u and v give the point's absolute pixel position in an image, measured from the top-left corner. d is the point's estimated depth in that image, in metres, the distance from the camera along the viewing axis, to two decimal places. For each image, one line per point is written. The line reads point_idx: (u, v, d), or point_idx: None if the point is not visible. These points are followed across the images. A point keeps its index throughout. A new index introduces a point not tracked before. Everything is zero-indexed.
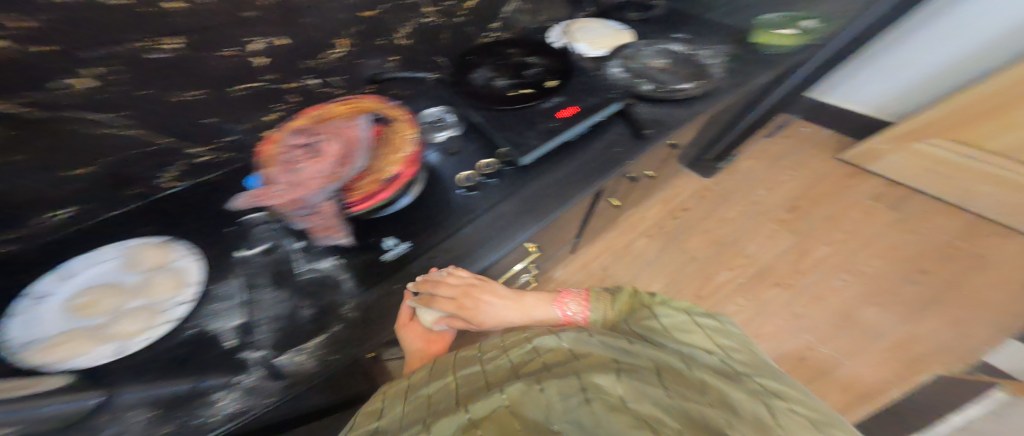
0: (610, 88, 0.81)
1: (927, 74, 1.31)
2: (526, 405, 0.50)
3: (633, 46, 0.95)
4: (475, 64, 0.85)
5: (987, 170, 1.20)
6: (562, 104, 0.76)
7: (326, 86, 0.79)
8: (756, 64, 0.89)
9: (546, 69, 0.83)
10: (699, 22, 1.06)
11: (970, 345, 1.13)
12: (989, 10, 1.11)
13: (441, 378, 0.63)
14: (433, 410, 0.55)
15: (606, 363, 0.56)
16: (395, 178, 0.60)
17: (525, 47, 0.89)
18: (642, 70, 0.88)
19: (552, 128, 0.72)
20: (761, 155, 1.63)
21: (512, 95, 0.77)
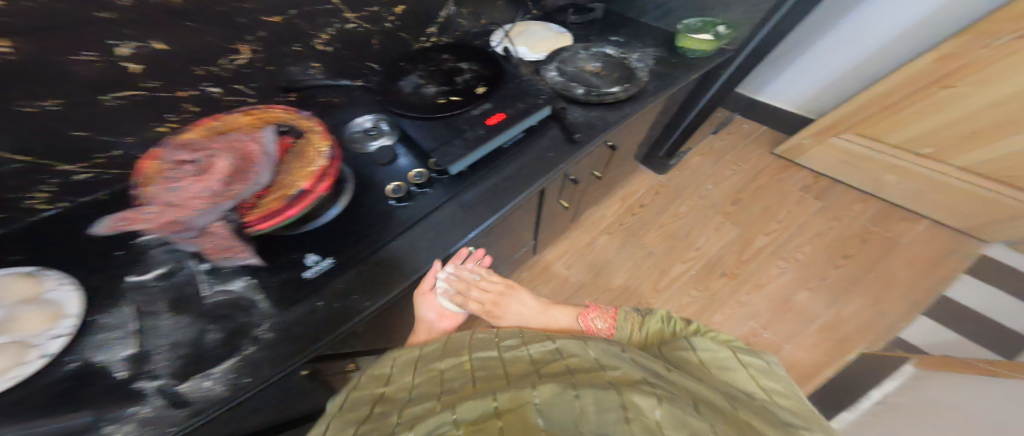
0: (539, 92, 0.72)
1: (832, 76, 1.45)
2: (555, 405, 0.50)
3: (571, 50, 0.93)
4: (398, 70, 0.76)
5: (888, 160, 1.35)
6: (490, 109, 0.68)
7: (231, 95, 0.65)
8: (681, 68, 0.90)
9: (471, 72, 0.75)
10: (633, 26, 1.08)
11: (885, 321, 1.27)
12: (878, 20, 1.25)
13: (457, 378, 0.64)
14: (450, 399, 0.57)
15: (638, 377, 0.57)
16: (303, 195, 0.51)
17: (451, 50, 0.81)
18: (574, 73, 0.85)
19: (479, 136, 0.64)
20: (707, 150, 1.72)
21: (437, 102, 0.69)
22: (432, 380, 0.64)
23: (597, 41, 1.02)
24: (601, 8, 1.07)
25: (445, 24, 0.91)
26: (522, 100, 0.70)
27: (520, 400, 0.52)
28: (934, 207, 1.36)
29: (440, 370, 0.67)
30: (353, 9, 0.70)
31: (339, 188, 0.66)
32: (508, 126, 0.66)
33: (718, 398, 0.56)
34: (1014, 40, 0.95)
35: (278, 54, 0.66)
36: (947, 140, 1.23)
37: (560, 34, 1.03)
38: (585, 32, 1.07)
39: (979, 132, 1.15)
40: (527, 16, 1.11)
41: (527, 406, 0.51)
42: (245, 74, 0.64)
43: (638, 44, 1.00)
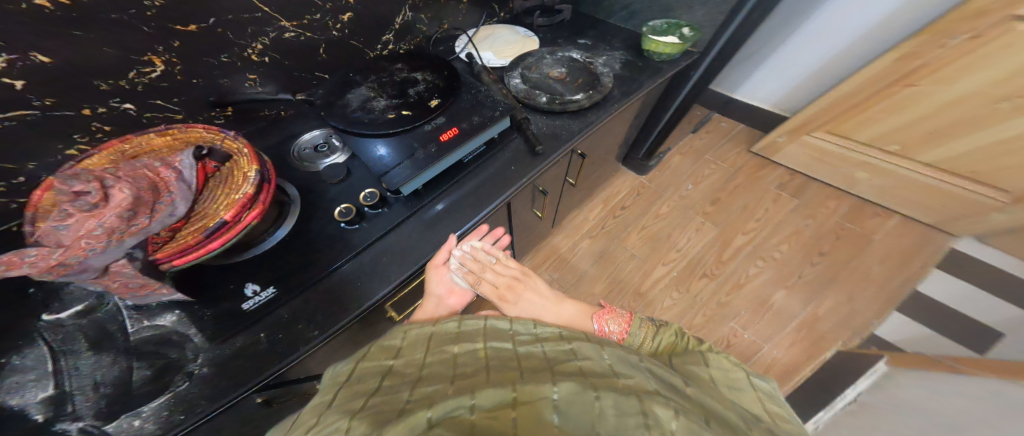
0: (496, 105, 0.70)
1: (803, 73, 1.45)
2: (576, 406, 0.43)
3: (536, 55, 0.89)
4: (348, 81, 0.71)
5: (857, 158, 1.36)
6: (443, 124, 0.65)
7: (151, 110, 0.61)
8: (647, 73, 0.88)
9: (425, 83, 0.71)
10: (600, 28, 1.05)
11: (861, 318, 1.27)
12: (843, 19, 1.25)
13: (472, 358, 0.56)
14: (465, 382, 0.49)
15: (656, 383, 0.50)
16: (228, 225, 0.49)
17: (406, 61, 0.77)
18: (538, 80, 0.81)
19: (429, 154, 0.61)
20: (686, 150, 1.71)
21: (386, 117, 0.65)
22: (445, 357, 0.57)
23: (564, 45, 0.99)
24: (567, 10, 1.04)
25: (404, 30, 0.87)
26: (479, 113, 0.68)
27: (540, 395, 0.45)
28: (905, 203, 1.37)
29: (454, 348, 0.59)
30: (286, 18, 0.65)
31: (282, 212, 0.63)
32: (461, 142, 0.63)
33: (744, 417, 0.49)
34: (969, 40, 0.95)
35: (201, 67, 0.62)
36: (911, 138, 1.23)
37: (527, 38, 1.00)
38: (552, 35, 1.04)
39: (942, 132, 1.16)
40: (494, 20, 1.08)
41: (546, 402, 0.43)
42: (163, 88, 0.60)
43: (605, 48, 0.97)
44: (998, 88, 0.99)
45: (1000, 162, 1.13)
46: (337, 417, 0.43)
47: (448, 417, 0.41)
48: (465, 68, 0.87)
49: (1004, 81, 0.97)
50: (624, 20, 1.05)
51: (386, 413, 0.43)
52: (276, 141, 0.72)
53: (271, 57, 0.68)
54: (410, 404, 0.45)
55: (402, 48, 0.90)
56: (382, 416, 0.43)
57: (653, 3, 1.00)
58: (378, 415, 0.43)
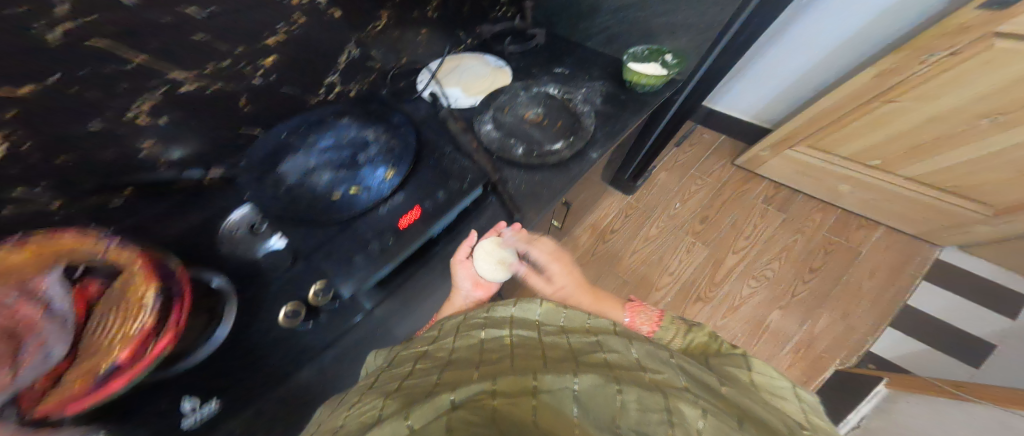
0: (465, 170, 0.62)
1: (783, 85, 1.42)
2: (604, 404, 0.33)
3: (508, 92, 0.78)
4: (284, 146, 0.59)
5: (840, 172, 1.34)
6: (401, 204, 0.56)
7: (9, 206, 0.42)
8: (632, 107, 0.80)
9: (378, 145, 0.60)
10: (578, 54, 0.96)
11: (857, 336, 1.25)
12: (822, 31, 1.21)
13: (496, 342, 0.46)
14: (489, 364, 0.40)
15: (691, 380, 0.40)
16: (122, 367, 0.33)
17: (355, 112, 0.65)
18: (511, 124, 0.71)
19: (387, 246, 0.53)
20: (672, 165, 1.65)
21: (331, 197, 0.55)
22: (473, 341, 0.46)
23: (539, 75, 0.89)
24: (542, 35, 0.93)
25: (352, 69, 0.75)
26: (442, 187, 0.58)
27: (559, 382, 0.36)
28: (892, 214, 1.35)
29: (480, 333, 0.48)
30: (179, 67, 0.49)
31: (215, 308, 0.46)
32: (422, 228, 0.55)
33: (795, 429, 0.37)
34: (949, 56, 0.92)
35: (55, 138, 0.43)
36: (894, 153, 1.21)
37: (499, 69, 0.88)
38: (525, 62, 0.93)
39: (927, 145, 1.14)
40: (461, 48, 0.96)
41: (565, 392, 0.34)
42: (14, 175, 0.41)
43: (584, 78, 0.88)
44: (982, 103, 0.97)
45: (984, 173, 1.12)
46: (367, 399, 0.37)
47: (469, 402, 0.33)
48: (429, 110, 0.76)
49: (990, 96, 0.94)
50: (602, 43, 0.97)
51: (415, 395, 0.35)
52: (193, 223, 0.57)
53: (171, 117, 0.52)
54: (436, 385, 0.37)
55: (354, 90, 0.77)
56: (408, 399, 0.35)
57: (632, 26, 0.91)
58: (406, 397, 0.36)
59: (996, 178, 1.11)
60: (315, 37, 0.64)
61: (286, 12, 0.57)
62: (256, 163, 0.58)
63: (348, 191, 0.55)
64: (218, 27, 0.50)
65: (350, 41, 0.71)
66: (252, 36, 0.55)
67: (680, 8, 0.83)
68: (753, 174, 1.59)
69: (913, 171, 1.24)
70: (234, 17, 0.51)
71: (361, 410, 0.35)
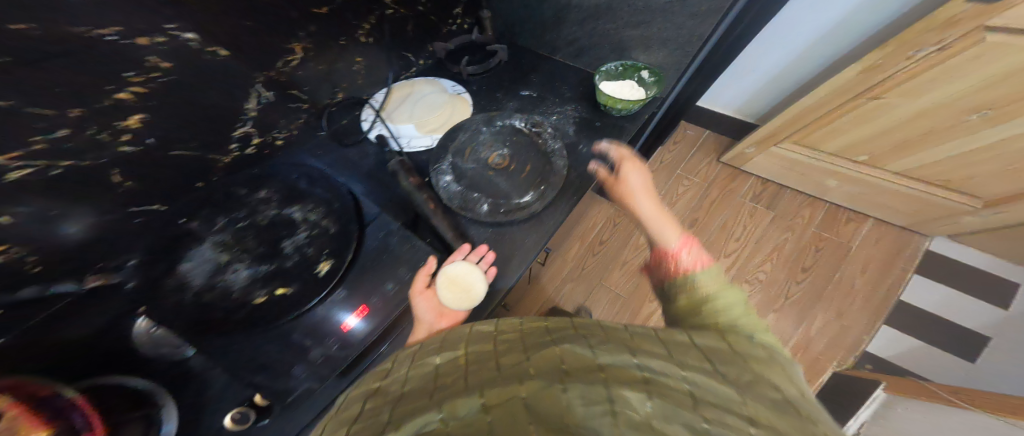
0: (415, 253, 0.52)
1: (766, 78, 1.34)
2: (556, 412, 0.25)
3: (466, 129, 0.69)
4: (191, 238, 0.50)
5: (829, 168, 1.29)
6: (343, 299, 0.47)
7: None
8: (608, 135, 0.71)
9: (307, 227, 0.52)
10: (548, 71, 0.86)
11: (852, 336, 1.22)
12: (800, 24, 1.14)
13: (452, 361, 0.35)
14: (445, 390, 0.30)
15: (661, 353, 0.31)
16: None
17: (278, 185, 0.56)
18: (472, 175, 0.63)
19: (331, 356, 0.44)
20: (657, 166, 1.58)
21: (252, 301, 0.46)
22: (425, 365, 0.35)
23: (504, 101, 0.79)
24: (504, 52, 0.82)
25: (269, 114, 0.60)
26: (392, 274, 0.50)
27: (506, 398, 0.27)
28: (880, 207, 1.32)
29: (433, 356, 0.36)
30: None
31: (152, 416, 0.38)
32: (371, 328, 0.46)
33: (792, 393, 0.29)
34: (937, 52, 0.86)
35: None
36: (881, 149, 1.17)
37: (457, 97, 0.78)
38: (488, 85, 0.82)
39: (917, 139, 1.09)
40: (415, 72, 0.84)
41: (517, 409, 0.26)
42: None
43: (554, 102, 0.78)
44: (972, 98, 0.91)
45: (974, 165, 1.08)
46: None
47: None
48: (378, 158, 0.66)
49: (981, 90, 0.89)
50: (572, 57, 0.87)
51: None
52: None
53: (16, 213, 0.36)
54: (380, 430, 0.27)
55: (279, 137, 0.64)
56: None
57: (602, 39, 0.81)
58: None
59: (983, 170, 1.08)
60: (214, 95, 0.50)
61: (140, 56, 0.40)
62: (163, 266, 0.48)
63: (274, 293, 0.47)
64: (37, 99, 0.34)
65: (257, 82, 0.54)
66: (116, 102, 0.40)
67: (654, 19, 0.73)
68: (739, 171, 1.53)
69: (898, 166, 1.20)
70: (55, 68, 0.34)
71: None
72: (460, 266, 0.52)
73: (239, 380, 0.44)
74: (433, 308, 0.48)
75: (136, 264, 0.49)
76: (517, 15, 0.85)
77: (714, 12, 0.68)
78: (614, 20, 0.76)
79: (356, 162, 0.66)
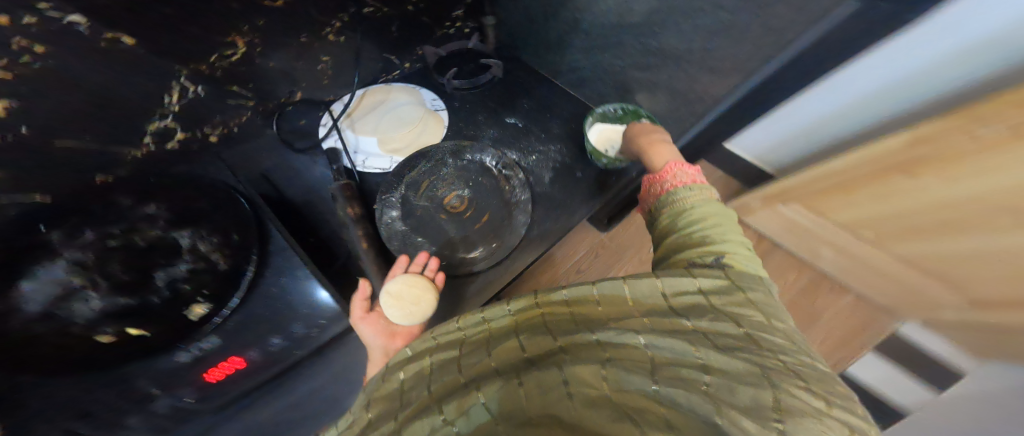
0: (315, 308, 0.44)
1: (777, 139, 0.90)
2: (515, 407, 0.24)
3: (428, 156, 0.62)
4: (33, 249, 0.36)
5: (829, 237, 0.95)
6: (215, 349, 0.40)
7: None
8: (582, 191, 0.64)
9: (194, 258, 0.41)
10: (542, 97, 0.76)
11: None
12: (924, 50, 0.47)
13: (416, 372, 0.31)
14: (409, 405, 0.28)
15: (624, 326, 0.30)
16: None
17: (173, 197, 0.43)
18: (421, 214, 0.58)
19: (180, 407, 0.38)
20: None
21: (92, 340, 0.36)
22: (389, 384, 0.31)
23: (484, 127, 0.70)
24: (498, 68, 0.73)
25: (198, 108, 0.52)
26: (283, 329, 0.43)
27: (466, 406, 0.25)
28: (866, 285, 1.02)
29: (397, 371, 0.33)
30: None
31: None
32: (242, 381, 0.40)
33: (742, 326, 0.30)
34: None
35: None
36: (888, 230, 0.79)
37: (432, 114, 0.69)
38: (471, 102, 0.73)
39: (910, 225, 0.73)
40: (398, 74, 0.76)
41: (478, 411, 0.24)
42: None
43: (535, 137, 0.69)
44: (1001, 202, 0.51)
45: (960, 263, 0.72)
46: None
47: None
48: (327, 175, 0.61)
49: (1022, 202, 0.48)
50: (573, 85, 0.77)
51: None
52: None
53: None
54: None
55: (214, 133, 0.57)
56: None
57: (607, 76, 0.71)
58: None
59: (981, 277, 0.71)
60: (117, 81, 0.42)
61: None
62: None
63: (127, 331, 0.37)
64: None
65: (179, 74, 0.47)
66: None
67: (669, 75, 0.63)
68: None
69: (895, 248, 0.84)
70: None
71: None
72: (402, 281, 0.48)
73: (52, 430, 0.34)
74: (379, 329, 0.44)
75: None
76: (522, 29, 0.75)
77: (730, 92, 0.59)
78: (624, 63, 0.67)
79: (304, 172, 0.61)
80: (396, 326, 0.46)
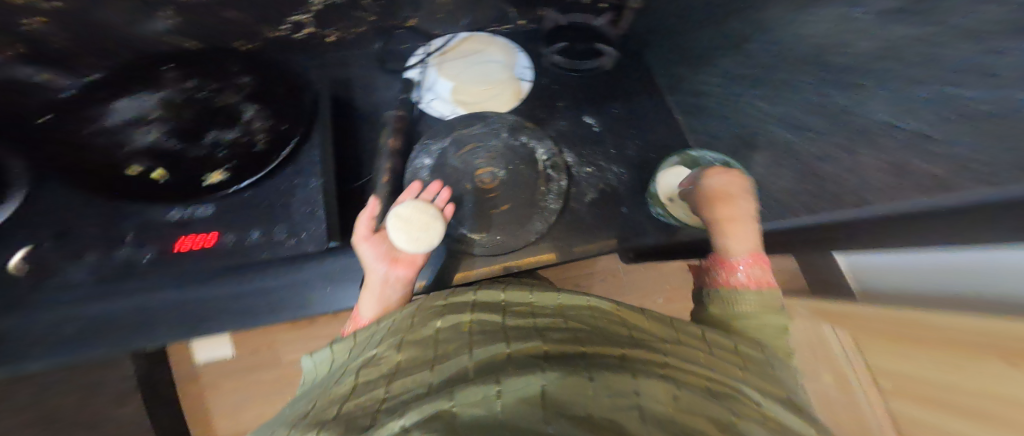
0: (293, 221, 0.48)
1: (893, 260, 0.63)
2: (574, 398, 0.24)
3: (486, 120, 0.61)
4: (155, 78, 0.50)
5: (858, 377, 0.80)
6: (200, 217, 0.47)
7: None
8: (612, 228, 0.58)
9: (242, 130, 0.51)
10: (632, 108, 0.66)
11: None
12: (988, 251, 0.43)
13: (453, 329, 0.35)
14: (449, 362, 0.30)
15: (680, 358, 0.30)
16: None
17: (262, 77, 0.54)
18: (450, 174, 0.59)
19: (146, 256, 0.45)
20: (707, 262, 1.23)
21: (126, 168, 0.47)
22: (425, 330, 0.36)
23: (557, 118, 0.65)
24: (608, 61, 0.66)
25: (330, 15, 0.56)
26: (268, 223, 0.48)
27: (521, 384, 0.25)
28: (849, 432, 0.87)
29: (436, 321, 0.37)
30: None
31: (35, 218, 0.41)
32: (206, 255, 0.46)
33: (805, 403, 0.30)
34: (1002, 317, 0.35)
35: None
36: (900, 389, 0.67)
37: (514, 81, 0.64)
38: (562, 86, 0.67)
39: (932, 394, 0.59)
40: (508, 30, 0.69)
41: (533, 388, 0.25)
42: None
43: (602, 152, 0.63)
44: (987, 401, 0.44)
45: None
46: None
47: (423, 426, 0.22)
48: (394, 101, 0.65)
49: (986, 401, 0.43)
50: (683, 112, 0.64)
51: (353, 424, 0.24)
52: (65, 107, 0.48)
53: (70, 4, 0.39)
54: (382, 409, 0.25)
55: (331, 36, 0.60)
56: (341, 431, 0.23)
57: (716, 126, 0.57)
58: (345, 427, 0.24)
59: None
60: None
61: None
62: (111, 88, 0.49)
63: (150, 173, 0.47)
64: None
65: None
66: None
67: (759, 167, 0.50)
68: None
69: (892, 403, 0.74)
70: None
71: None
72: (411, 206, 0.51)
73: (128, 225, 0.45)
74: (382, 252, 0.50)
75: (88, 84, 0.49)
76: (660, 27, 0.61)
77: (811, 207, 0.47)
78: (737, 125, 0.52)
79: (377, 90, 0.65)
80: (398, 251, 0.51)
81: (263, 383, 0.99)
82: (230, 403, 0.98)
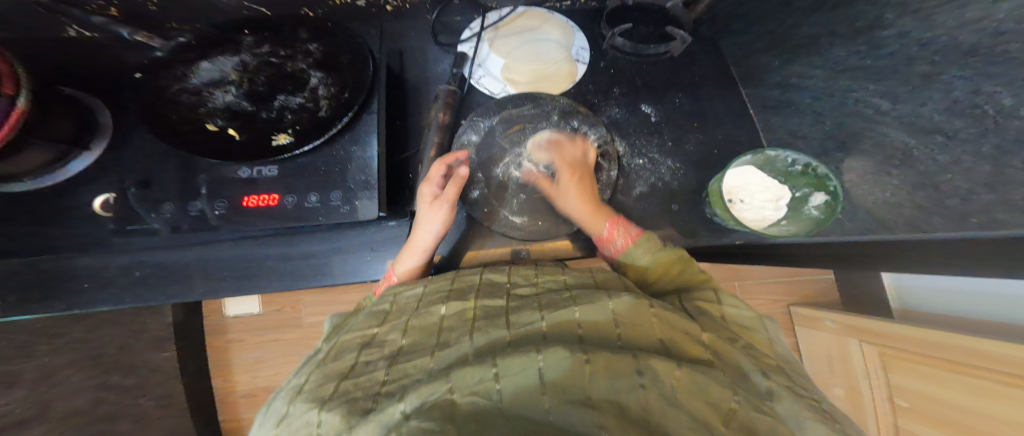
0: (352, 191, 0.46)
1: (934, 283, 0.82)
2: (571, 383, 0.26)
3: (537, 102, 0.58)
4: (231, 43, 0.50)
5: (863, 376, 0.90)
6: (263, 178, 0.46)
7: None
8: (660, 224, 0.55)
9: (308, 96, 0.48)
10: (694, 98, 0.60)
11: None
12: None
13: (458, 316, 0.34)
14: (449, 348, 0.31)
15: (673, 342, 0.31)
16: None
17: (330, 45, 0.51)
18: (495, 152, 0.57)
19: (205, 213, 0.44)
20: (746, 270, 1.15)
21: (204, 124, 0.46)
22: (430, 317, 0.35)
23: (613, 103, 0.61)
24: (678, 44, 0.58)
25: None
26: (323, 189, 0.46)
27: (519, 368, 0.27)
28: None
29: (440, 307, 0.36)
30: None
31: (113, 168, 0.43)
32: (264, 218, 0.45)
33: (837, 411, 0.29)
34: None
35: None
36: (918, 385, 0.78)
37: (570, 63, 0.61)
38: (620, 71, 0.62)
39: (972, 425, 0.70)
40: (567, 5, 0.65)
41: (530, 373, 0.27)
42: None
43: (658, 143, 0.58)
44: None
45: None
46: (302, 413, 0.28)
47: (423, 413, 0.25)
48: (446, 76, 0.63)
49: None
50: (763, 107, 0.57)
51: (355, 406, 0.27)
52: (141, 62, 0.50)
53: None
54: (382, 392, 0.28)
55: (390, 4, 0.60)
56: (346, 413, 0.27)
57: (799, 125, 0.52)
58: (349, 407, 0.27)
59: None
60: None
61: None
62: (199, 46, 0.49)
63: (226, 132, 0.46)
64: None
65: None
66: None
67: (848, 176, 0.45)
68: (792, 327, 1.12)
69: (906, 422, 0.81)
70: None
71: (301, 428, 0.27)
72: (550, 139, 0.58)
73: (183, 177, 0.45)
74: (446, 220, 0.52)
75: (181, 44, 0.49)
76: (745, 13, 0.54)
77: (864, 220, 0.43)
78: (829, 126, 0.47)
79: (429, 62, 0.64)
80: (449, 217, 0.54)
81: (285, 343, 1.07)
82: (254, 355, 1.07)
